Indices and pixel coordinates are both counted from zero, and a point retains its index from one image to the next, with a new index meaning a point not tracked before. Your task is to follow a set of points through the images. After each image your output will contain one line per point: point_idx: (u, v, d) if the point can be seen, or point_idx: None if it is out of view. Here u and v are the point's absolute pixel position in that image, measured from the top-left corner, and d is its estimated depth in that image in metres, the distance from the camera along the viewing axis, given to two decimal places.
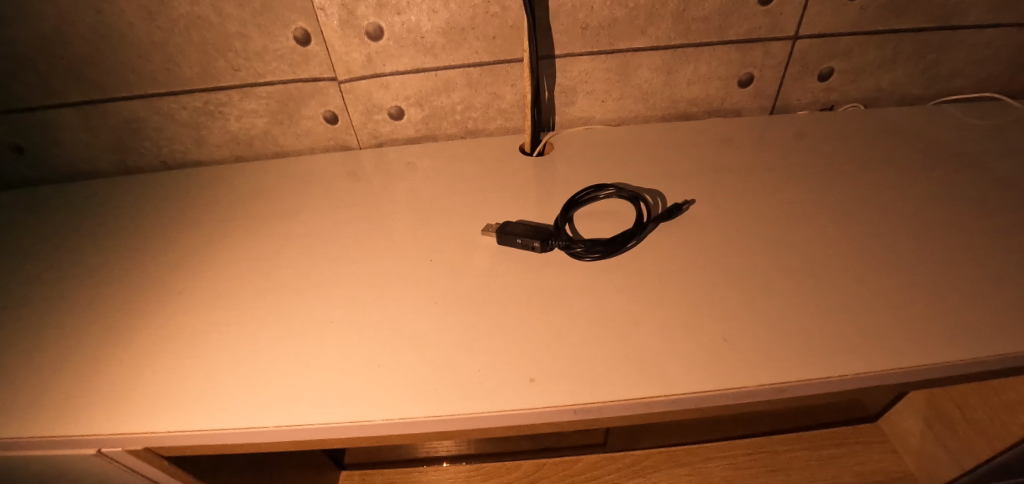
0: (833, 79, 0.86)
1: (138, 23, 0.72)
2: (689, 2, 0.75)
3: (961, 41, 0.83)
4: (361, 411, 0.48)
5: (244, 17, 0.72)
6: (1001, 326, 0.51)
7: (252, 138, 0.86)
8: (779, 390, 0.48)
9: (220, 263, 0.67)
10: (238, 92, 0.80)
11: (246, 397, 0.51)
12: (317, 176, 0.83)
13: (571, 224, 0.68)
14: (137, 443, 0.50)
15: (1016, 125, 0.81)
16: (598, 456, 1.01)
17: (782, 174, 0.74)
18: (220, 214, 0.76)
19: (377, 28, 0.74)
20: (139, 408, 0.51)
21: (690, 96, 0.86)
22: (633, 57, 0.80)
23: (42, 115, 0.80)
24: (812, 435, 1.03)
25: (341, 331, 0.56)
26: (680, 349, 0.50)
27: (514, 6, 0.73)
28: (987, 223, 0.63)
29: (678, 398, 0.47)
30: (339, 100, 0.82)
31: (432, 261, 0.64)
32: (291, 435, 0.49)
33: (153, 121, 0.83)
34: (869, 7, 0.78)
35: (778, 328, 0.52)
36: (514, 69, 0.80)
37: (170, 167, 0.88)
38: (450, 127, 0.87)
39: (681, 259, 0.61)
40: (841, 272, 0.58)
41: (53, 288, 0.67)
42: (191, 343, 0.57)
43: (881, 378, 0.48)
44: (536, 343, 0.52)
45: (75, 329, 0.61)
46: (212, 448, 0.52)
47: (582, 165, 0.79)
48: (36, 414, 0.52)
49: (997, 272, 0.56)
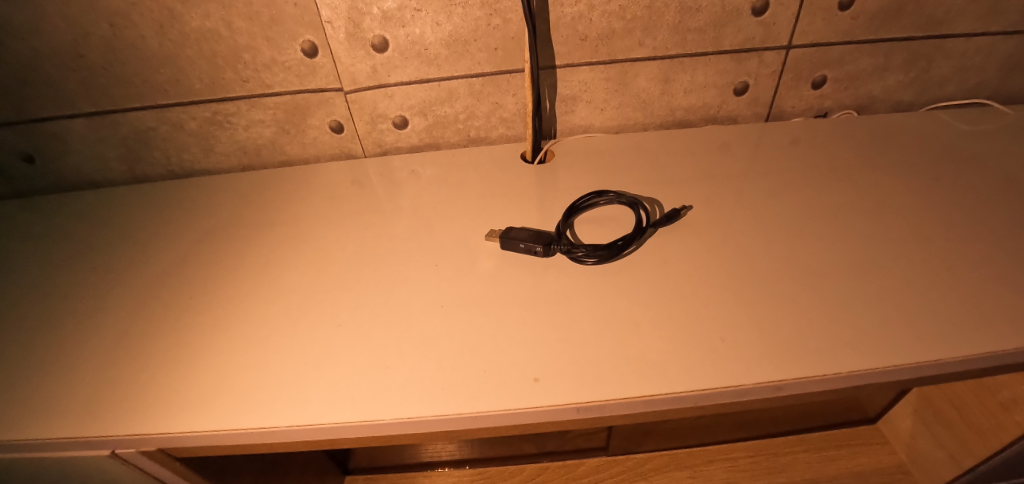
0: (826, 87, 0.88)
1: (150, 36, 0.74)
2: (685, 14, 0.77)
3: (951, 48, 0.85)
4: (370, 411, 0.50)
5: (253, 30, 0.74)
6: (991, 324, 0.52)
7: (259, 147, 0.88)
8: (776, 387, 0.49)
9: (230, 269, 0.69)
10: (247, 102, 0.82)
11: (259, 397, 0.52)
12: (324, 183, 0.84)
13: (571, 229, 0.69)
14: (150, 444, 0.52)
15: (1005, 130, 0.83)
16: (600, 460, 1.02)
17: (777, 180, 0.76)
18: (228, 221, 0.78)
19: (382, 40, 0.77)
20: (154, 410, 0.53)
21: (687, 104, 0.88)
22: (631, 66, 0.82)
23: (54, 125, 0.82)
24: (813, 437, 1.04)
25: (349, 334, 0.58)
26: (679, 349, 0.52)
27: (515, 18, 0.75)
28: (978, 226, 0.64)
29: (678, 396, 0.48)
30: (345, 109, 0.84)
31: (437, 266, 0.66)
32: (302, 435, 0.50)
33: (163, 131, 0.84)
34: (859, 17, 0.80)
35: (775, 328, 0.53)
36: (515, 79, 0.82)
37: (178, 175, 0.90)
38: (452, 135, 0.89)
39: (679, 262, 0.62)
40: (835, 274, 0.59)
41: (67, 293, 0.68)
42: (204, 346, 0.58)
43: (874, 377, 0.50)
44: (540, 343, 0.53)
45: (88, 334, 0.62)
46: (225, 449, 0.53)
47: (582, 172, 0.80)
48: (52, 416, 0.53)
49: (987, 274, 0.58)
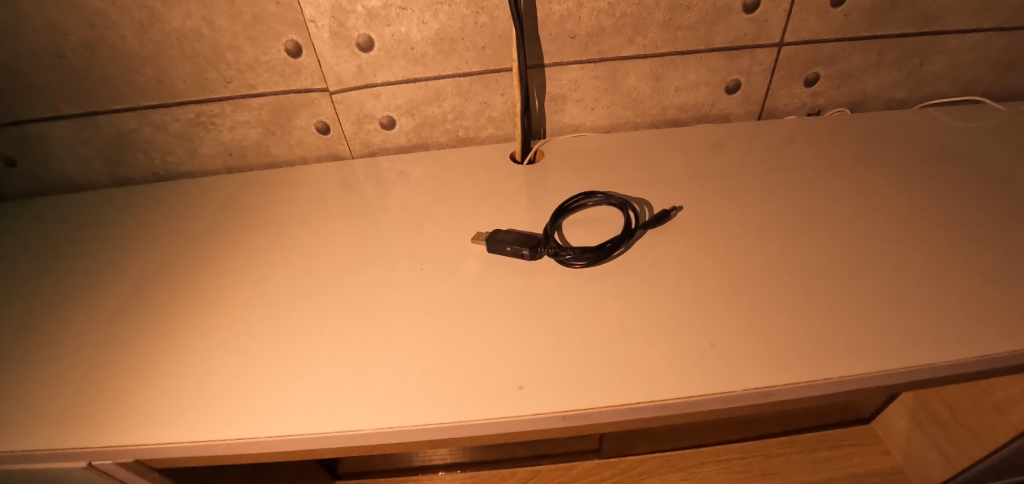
0: (818, 85, 0.87)
1: (130, 36, 0.73)
2: (675, 11, 0.76)
3: (944, 46, 0.84)
4: (351, 421, 0.48)
5: (235, 29, 0.73)
6: (983, 327, 0.51)
7: (244, 148, 0.86)
8: (765, 393, 0.48)
9: (213, 274, 0.68)
10: (231, 103, 0.81)
11: (238, 407, 0.51)
12: (310, 185, 0.83)
13: (560, 231, 0.68)
14: (127, 456, 0.50)
15: (1000, 128, 0.82)
16: (592, 463, 1.01)
17: (769, 179, 0.75)
18: (211, 224, 0.77)
19: (367, 39, 0.75)
20: (131, 420, 0.51)
21: (679, 102, 0.87)
22: (621, 65, 0.81)
23: (35, 128, 0.81)
24: (807, 438, 1.03)
25: (331, 341, 0.57)
26: (668, 355, 0.51)
27: (503, 16, 0.74)
28: (972, 227, 0.63)
29: (666, 403, 0.47)
30: (331, 110, 0.83)
31: (423, 269, 0.64)
32: (281, 446, 0.49)
33: (146, 133, 0.83)
34: (852, 14, 0.79)
35: (765, 333, 0.52)
36: (503, 78, 0.81)
37: (162, 178, 0.89)
38: (441, 136, 0.87)
39: (668, 264, 0.61)
40: (826, 276, 0.58)
41: (46, 300, 0.67)
42: (184, 354, 0.57)
43: (864, 382, 0.49)
44: (525, 349, 0.52)
45: (67, 341, 0.61)
46: (205, 459, 0.52)
47: (572, 172, 0.79)
48: (27, 427, 0.52)
49: (980, 275, 0.57)
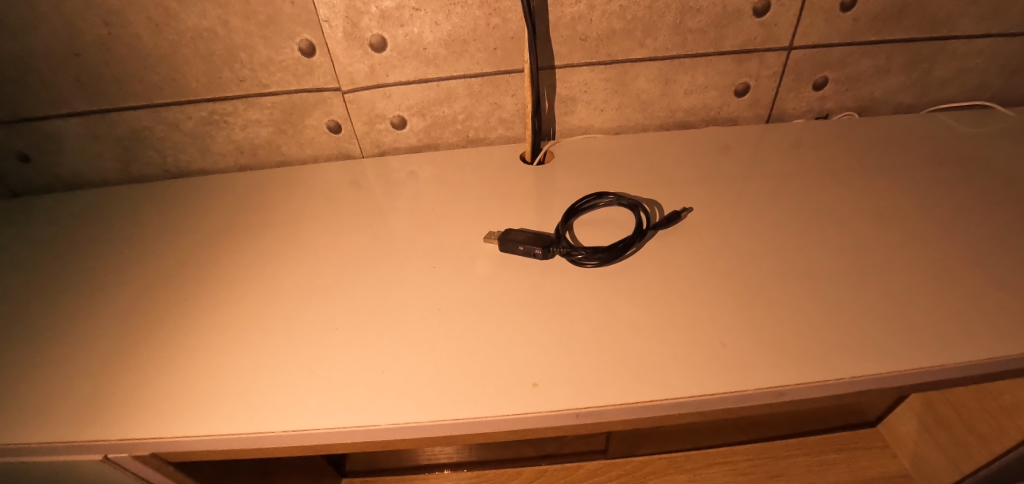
0: (826, 88, 0.87)
1: (145, 35, 0.73)
2: (685, 14, 0.76)
3: (952, 51, 0.85)
4: (367, 416, 0.49)
5: (249, 29, 0.74)
6: (993, 329, 0.52)
7: (255, 147, 0.87)
8: (777, 393, 0.48)
9: (225, 270, 0.68)
10: (243, 101, 0.81)
11: (254, 401, 0.51)
12: (321, 184, 0.84)
13: (571, 232, 0.69)
14: (143, 449, 0.51)
15: (1008, 132, 0.83)
16: (599, 463, 1.01)
17: (778, 181, 0.75)
18: (224, 222, 0.77)
19: (380, 39, 0.76)
20: (148, 413, 0.52)
21: (687, 105, 0.87)
22: (631, 67, 0.82)
23: (50, 125, 0.82)
24: (813, 440, 1.04)
25: (345, 337, 0.57)
26: (680, 354, 0.51)
27: (515, 18, 0.75)
28: (981, 229, 0.64)
29: (679, 402, 0.48)
30: (343, 109, 0.83)
31: (435, 268, 0.65)
32: (296, 441, 0.50)
33: (158, 131, 0.84)
34: (861, 18, 0.79)
35: (775, 332, 0.53)
36: (514, 79, 0.82)
37: (173, 175, 0.90)
38: (451, 136, 0.88)
39: (679, 265, 0.62)
40: (836, 278, 0.59)
41: (61, 295, 0.67)
42: (198, 349, 0.58)
43: (876, 382, 0.49)
44: (539, 347, 0.53)
45: (81, 337, 0.61)
46: (220, 453, 0.52)
47: (582, 173, 0.80)
48: (45, 419, 0.53)
49: (989, 278, 0.57)
